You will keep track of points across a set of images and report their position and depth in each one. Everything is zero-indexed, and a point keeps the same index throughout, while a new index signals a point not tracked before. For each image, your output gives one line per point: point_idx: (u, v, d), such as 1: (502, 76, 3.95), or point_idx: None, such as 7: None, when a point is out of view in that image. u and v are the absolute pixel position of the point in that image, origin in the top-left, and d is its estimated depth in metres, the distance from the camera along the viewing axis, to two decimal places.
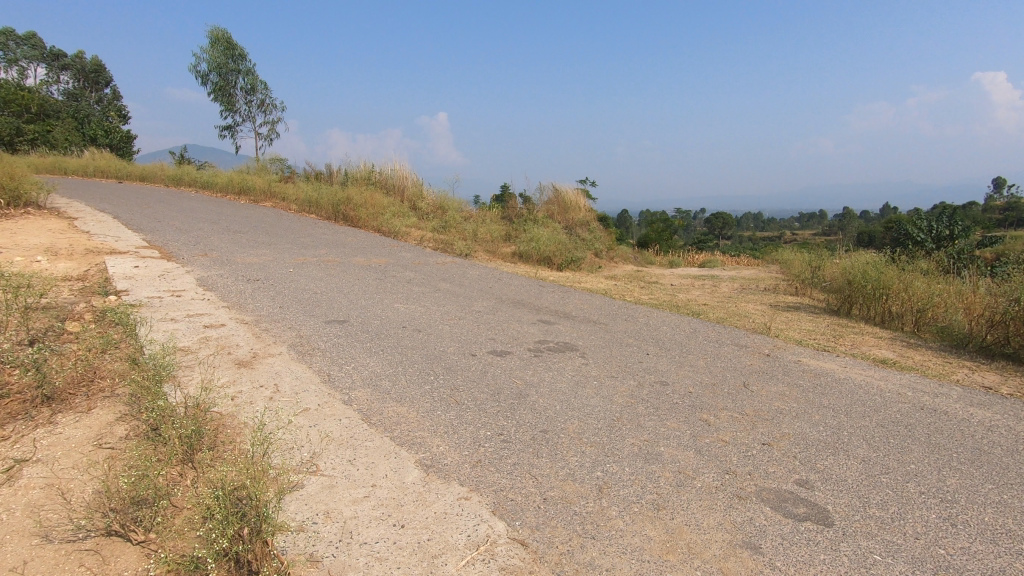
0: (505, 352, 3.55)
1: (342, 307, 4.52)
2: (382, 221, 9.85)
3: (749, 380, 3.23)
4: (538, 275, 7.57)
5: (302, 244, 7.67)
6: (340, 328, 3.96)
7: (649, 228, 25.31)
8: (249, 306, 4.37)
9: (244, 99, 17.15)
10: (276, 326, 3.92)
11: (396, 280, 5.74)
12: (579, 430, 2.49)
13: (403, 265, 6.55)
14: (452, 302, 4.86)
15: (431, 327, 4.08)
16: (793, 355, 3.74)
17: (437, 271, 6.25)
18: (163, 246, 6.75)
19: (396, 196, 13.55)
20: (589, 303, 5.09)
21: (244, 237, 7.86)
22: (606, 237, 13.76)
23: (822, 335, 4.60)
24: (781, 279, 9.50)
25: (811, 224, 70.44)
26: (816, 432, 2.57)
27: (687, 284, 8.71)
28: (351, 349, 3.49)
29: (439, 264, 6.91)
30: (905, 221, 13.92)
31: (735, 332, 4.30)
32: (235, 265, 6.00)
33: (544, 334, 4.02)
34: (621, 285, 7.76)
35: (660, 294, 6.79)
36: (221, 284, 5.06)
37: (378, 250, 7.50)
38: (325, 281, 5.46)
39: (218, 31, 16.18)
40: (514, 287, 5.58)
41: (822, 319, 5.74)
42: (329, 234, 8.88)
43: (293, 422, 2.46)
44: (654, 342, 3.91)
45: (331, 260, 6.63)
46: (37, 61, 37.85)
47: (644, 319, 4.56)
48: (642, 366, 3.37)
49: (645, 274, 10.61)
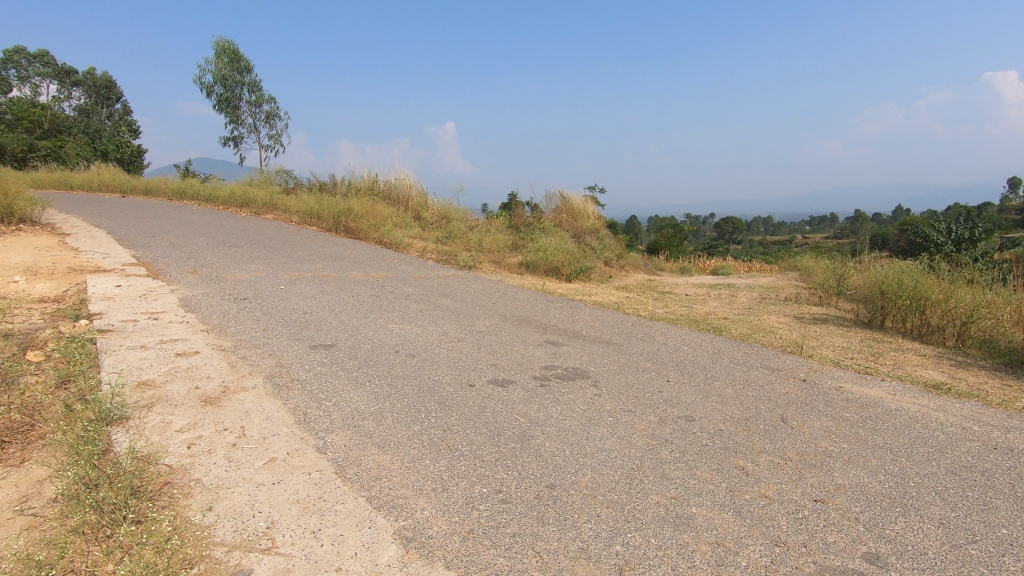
0: (506, 381, 3.16)
1: (331, 328, 4.16)
2: (384, 232, 9.52)
3: (786, 413, 2.82)
4: (545, 287, 7.17)
5: (298, 258, 7.35)
6: (325, 354, 3.59)
7: (659, 234, 24.82)
8: (230, 330, 4.03)
9: (249, 111, 16.95)
10: (256, 352, 3.57)
11: (392, 296, 5.37)
12: (593, 485, 2.09)
13: (403, 280, 6.18)
14: (452, 321, 4.49)
15: (427, 350, 3.71)
16: (832, 380, 3.32)
17: (438, 286, 5.88)
18: (152, 263, 6.44)
19: (400, 206, 13.23)
20: (601, 320, 4.69)
21: (239, 252, 7.56)
22: (616, 245, 13.34)
23: (859, 355, 4.16)
24: (803, 287, 9.02)
25: (822, 227, 69.53)
26: (877, 484, 2.15)
27: (703, 295, 8.27)
28: (335, 379, 3.12)
29: (441, 277, 6.54)
30: (924, 226, 13.51)
31: (763, 352, 3.87)
32: (224, 282, 5.67)
33: (551, 358, 3.63)
34: (634, 296, 7.33)
35: (676, 307, 6.36)
36: (205, 305, 4.72)
37: (378, 264, 7.15)
38: (317, 299, 5.10)
39: (223, 43, 16.02)
40: (519, 303, 5.19)
41: (854, 333, 5.28)
42: (329, 246, 8.55)
43: (253, 478, 2.08)
44: (674, 366, 3.50)
45: (327, 275, 6.29)
46: (50, 79, 38.27)
47: (661, 338, 4.15)
48: (663, 398, 2.96)
49: (659, 283, 10.16)
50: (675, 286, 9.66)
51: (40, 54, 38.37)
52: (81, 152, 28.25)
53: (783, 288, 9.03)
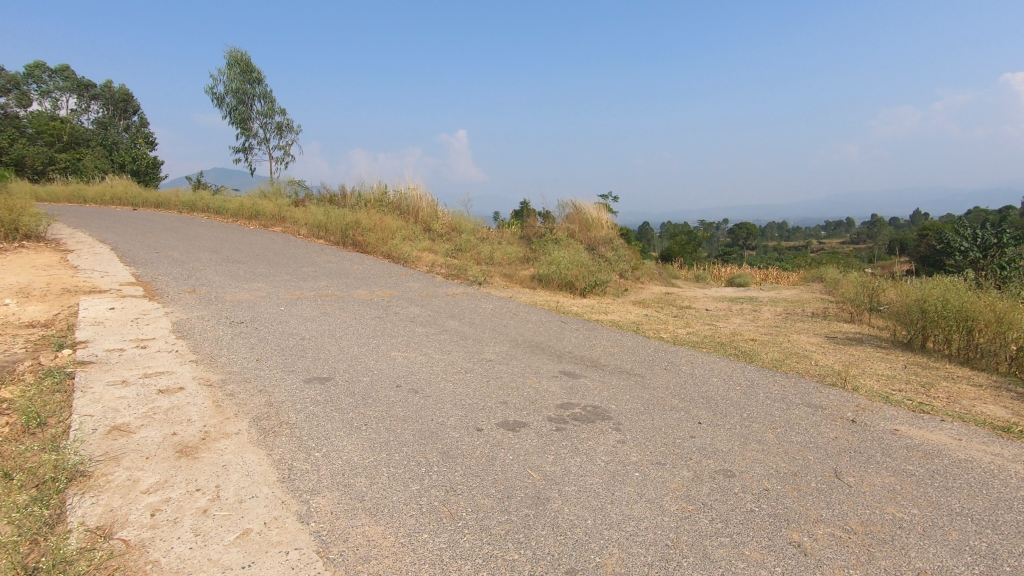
0: (517, 423, 2.84)
1: (329, 358, 3.86)
2: (391, 246, 9.25)
3: (840, 466, 2.45)
4: (559, 303, 6.83)
5: (302, 275, 7.10)
6: (320, 389, 3.29)
7: (672, 241, 24.39)
8: (221, 360, 3.75)
9: (259, 122, 16.86)
10: (245, 387, 3.28)
11: (397, 318, 5.08)
12: (622, 569, 1.74)
13: (408, 299, 5.88)
14: (460, 348, 4.17)
15: (431, 384, 3.40)
16: (885, 421, 2.95)
17: (445, 306, 5.58)
18: (150, 282, 6.22)
19: (410, 217, 12.99)
20: (619, 345, 4.34)
21: (242, 269, 7.33)
22: (630, 255, 12.98)
23: (907, 385, 3.77)
24: (829, 301, 8.59)
25: (839, 232, 68.46)
26: (965, 568, 1.78)
27: (724, 310, 7.87)
28: (327, 422, 2.81)
29: (449, 295, 6.23)
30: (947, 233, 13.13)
31: (802, 385, 3.50)
32: (222, 303, 5.41)
33: (567, 393, 3.29)
34: (652, 313, 6.95)
35: (697, 327, 5.99)
36: (199, 330, 4.45)
37: (384, 281, 6.87)
38: (317, 322, 4.82)
39: (235, 53, 15.97)
40: (532, 326, 4.86)
41: (895, 356, 4.87)
42: (335, 262, 8.29)
43: (221, 560, 1.77)
44: (704, 403, 3.15)
45: (331, 294, 6.01)
46: (70, 93, 38.88)
47: (688, 368, 3.79)
48: (697, 447, 2.61)
49: (677, 296, 9.76)
50: (694, 300, 9.26)
51: (60, 68, 39.02)
52: (98, 164, 28.55)
53: (808, 302, 8.60)
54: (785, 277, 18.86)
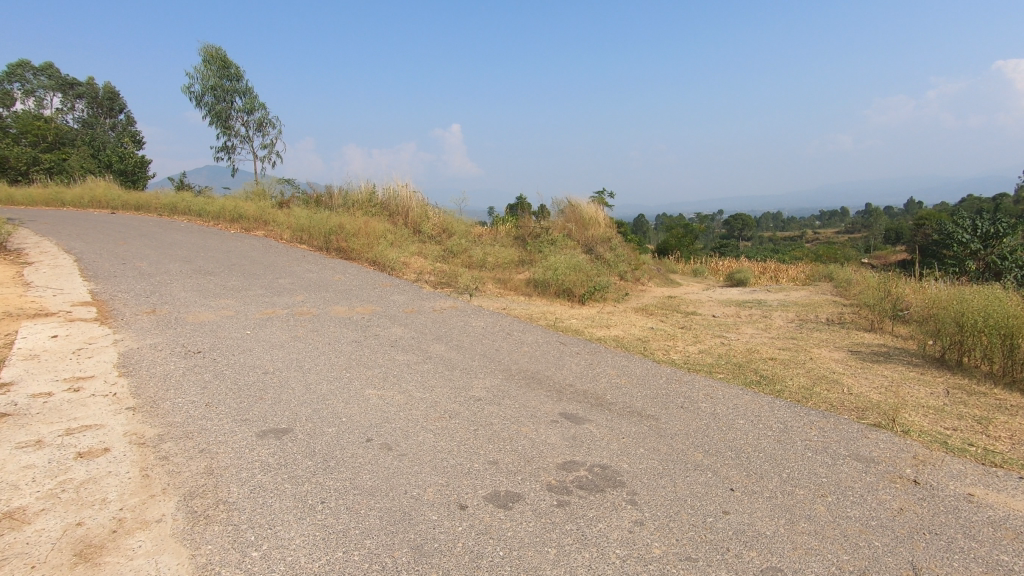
0: (509, 496, 2.31)
1: (291, 400, 3.33)
2: (377, 251, 8.69)
3: (917, 559, 1.93)
4: (557, 315, 6.30)
5: (277, 288, 6.54)
6: (275, 446, 2.75)
7: (668, 235, 23.89)
8: (163, 406, 3.20)
9: (241, 121, 16.22)
10: (185, 445, 2.74)
11: (375, 342, 4.54)
12: None
13: (391, 317, 5.34)
14: (445, 382, 3.65)
15: (408, 436, 2.87)
16: (954, 482, 2.44)
17: (432, 325, 5.05)
18: (107, 300, 5.65)
19: (398, 218, 12.41)
20: (627, 374, 3.82)
21: (213, 282, 6.76)
22: (629, 255, 12.46)
23: (960, 421, 3.27)
24: (842, 305, 8.11)
25: (834, 221, 68.24)
26: None
27: (733, 318, 7.36)
28: (274, 500, 2.27)
29: (436, 310, 5.70)
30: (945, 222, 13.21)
31: (844, 429, 2.98)
32: (182, 326, 4.85)
33: (569, 445, 2.77)
34: (657, 324, 6.44)
35: (708, 343, 5.47)
36: (148, 364, 3.90)
37: (366, 294, 6.32)
38: (284, 350, 4.27)
39: (211, 49, 15.30)
40: (527, 350, 4.33)
41: (932, 377, 4.37)
42: (315, 271, 7.72)
43: None
44: (733, 459, 2.63)
45: (305, 312, 5.46)
46: (54, 91, 37.91)
47: (709, 406, 3.27)
48: (735, 531, 2.08)
49: (680, 300, 9.26)
50: (699, 304, 8.75)
51: (45, 67, 38.05)
52: (84, 165, 27.74)
53: (821, 306, 8.12)
54: (785, 272, 18.45)
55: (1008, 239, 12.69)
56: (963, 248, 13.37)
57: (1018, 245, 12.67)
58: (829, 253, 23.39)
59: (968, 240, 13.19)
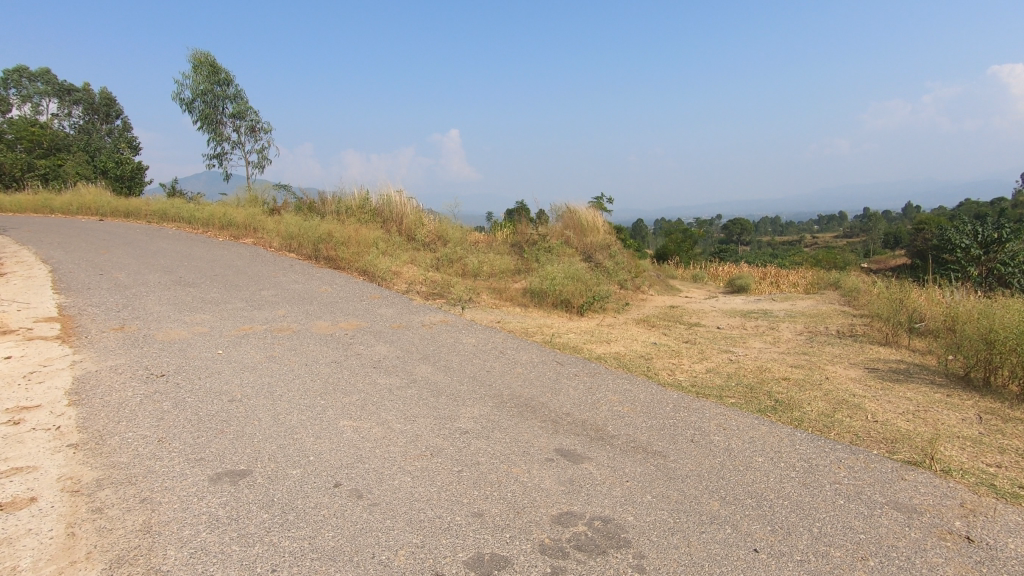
0: (494, 561, 1.96)
1: (256, 434, 2.97)
2: (366, 260, 8.35)
3: None
4: (554, 328, 5.97)
5: (259, 300, 6.19)
6: (227, 494, 2.39)
7: (667, 240, 23.60)
8: (110, 442, 2.84)
9: (233, 126, 15.91)
10: (124, 494, 2.39)
11: (356, 363, 4.19)
12: None
13: (377, 333, 5.00)
14: (429, 411, 3.30)
15: (381, 480, 2.51)
16: (1016, 540, 2.09)
17: (419, 343, 4.71)
18: (74, 316, 5.29)
19: (392, 225, 12.07)
20: (630, 401, 3.47)
21: (191, 294, 6.40)
22: (629, 262, 12.12)
23: (1002, 456, 2.93)
24: (852, 316, 7.79)
25: (832, 224, 68.09)
26: None
27: (739, 330, 7.03)
28: (215, 568, 1.91)
29: (426, 325, 5.36)
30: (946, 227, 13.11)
31: (877, 469, 2.63)
32: (150, 345, 4.49)
33: (565, 491, 2.42)
34: (660, 339, 6.09)
35: (715, 360, 5.11)
36: (104, 390, 3.54)
37: (352, 307, 5.97)
38: (256, 373, 3.92)
39: (200, 55, 15.00)
40: (519, 372, 3.99)
41: (960, 400, 4.03)
42: (301, 282, 7.38)
43: None
44: (755, 509, 2.28)
45: (286, 328, 5.11)
46: (50, 97, 37.62)
47: (723, 440, 2.92)
48: None
49: (682, 310, 8.92)
50: (702, 315, 8.41)
51: (42, 72, 37.81)
52: (80, 171, 27.43)
53: (829, 317, 7.79)
54: (785, 277, 18.15)
55: (1011, 244, 12.45)
56: (964, 254, 13.29)
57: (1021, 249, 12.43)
58: (829, 257, 23.09)
59: (968, 245, 13.11)
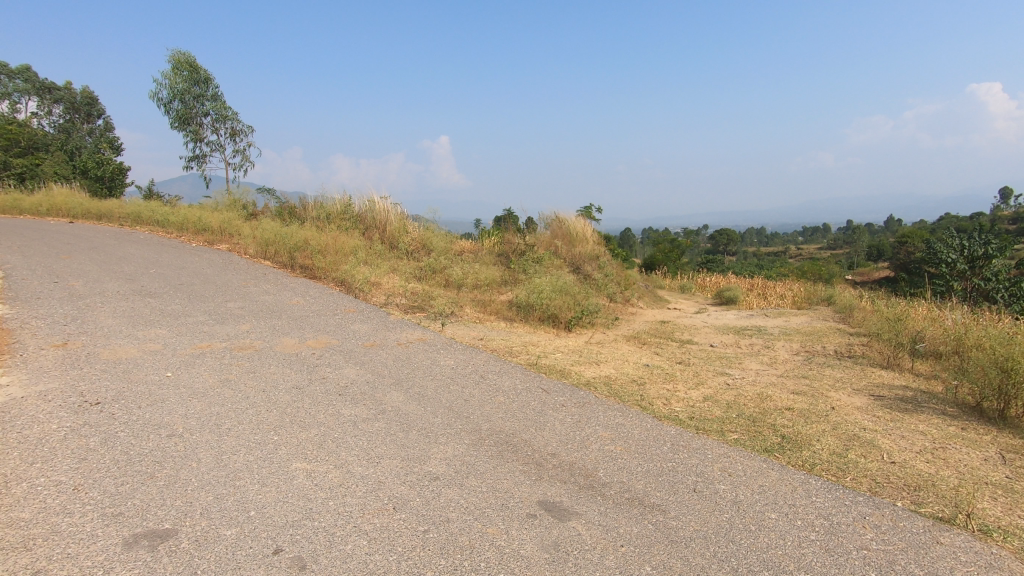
0: None
1: (191, 480, 2.55)
2: (344, 270, 7.92)
3: None
4: (540, 348, 5.60)
5: (223, 314, 5.75)
6: (140, 564, 1.97)
7: (655, 250, 23.39)
8: (14, 492, 2.40)
9: (211, 128, 15.40)
10: (13, 564, 1.95)
11: (320, 389, 3.78)
12: None
13: (347, 353, 4.59)
14: (397, 451, 2.91)
15: (331, 544, 2.11)
16: None
17: (393, 365, 4.31)
18: (14, 330, 4.80)
19: (374, 233, 11.66)
20: (623, 439, 3.10)
21: (149, 306, 5.93)
22: (618, 274, 11.82)
23: None
24: (848, 335, 7.53)
25: (816, 236, 68.79)
26: None
27: (734, 350, 6.71)
28: None
29: (402, 343, 4.96)
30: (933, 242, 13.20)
31: (909, 532, 2.29)
32: (91, 366, 4.03)
33: (549, 560, 2.04)
34: (652, 359, 5.75)
35: (711, 385, 4.77)
36: (24, 422, 3.08)
37: (324, 322, 5.56)
38: (206, 401, 3.49)
39: (179, 55, 14.52)
40: (501, 402, 3.61)
41: (977, 435, 3.73)
42: (272, 293, 6.94)
43: None
44: None
45: (248, 346, 4.68)
46: (30, 95, 36.60)
47: (731, 490, 2.56)
48: None
49: (674, 325, 8.61)
50: (695, 331, 8.10)
51: (23, 69, 36.85)
52: (58, 170, 26.64)
53: (825, 335, 7.52)
54: (773, 289, 18.02)
55: (996, 260, 12.69)
56: (950, 270, 13.34)
57: (1004, 267, 12.78)
58: (814, 267, 23.13)
59: (954, 261, 13.18)
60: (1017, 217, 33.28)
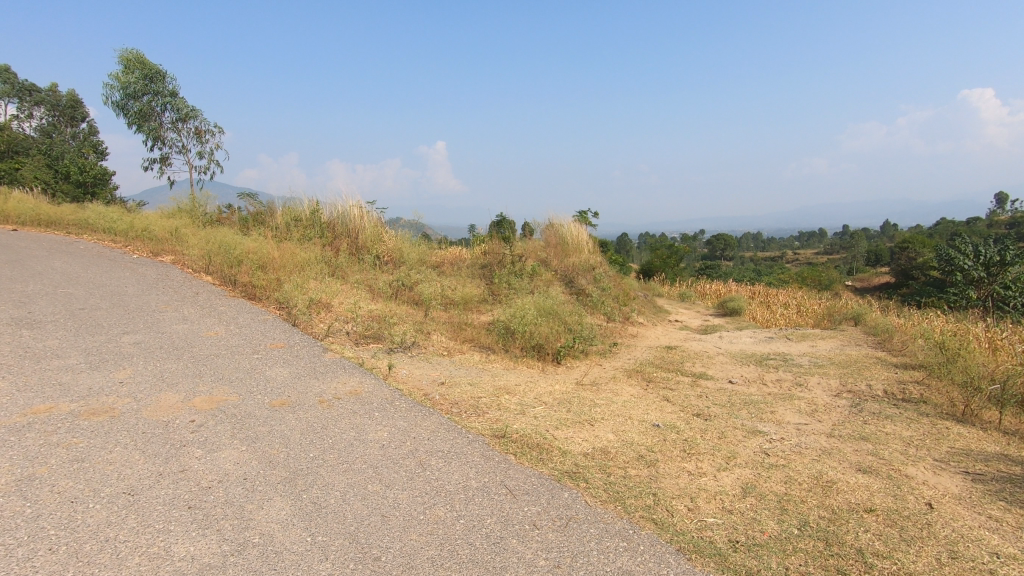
0: None
1: None
2: (287, 288, 6.62)
3: None
4: (516, 397, 4.30)
5: (105, 354, 4.40)
6: None
7: (652, 255, 22.04)
8: None
9: (169, 127, 14.13)
10: None
11: (165, 497, 2.45)
12: None
13: (240, 421, 3.26)
14: None
15: None
16: None
17: (293, 446, 2.98)
18: None
19: (342, 241, 10.37)
20: None
21: (13, 343, 4.57)
22: (615, 287, 10.53)
23: None
24: (894, 368, 6.24)
25: (813, 240, 67.64)
26: None
27: (761, 391, 5.41)
28: None
29: (323, 401, 3.64)
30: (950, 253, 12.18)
31: None
32: None
33: None
34: (661, 410, 4.44)
35: (746, 459, 3.47)
36: None
37: (233, 366, 4.24)
38: None
39: (127, 52, 13.21)
40: (436, 525, 2.29)
41: None
42: (189, 321, 5.58)
43: None
44: None
45: (108, 410, 3.35)
46: (9, 98, 35.31)
47: None
48: None
49: (682, 352, 7.29)
50: (708, 361, 6.78)
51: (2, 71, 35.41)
52: (37, 173, 25.05)
53: (865, 368, 6.24)
54: (779, 296, 16.74)
55: (1014, 268, 11.37)
56: (965, 278, 12.15)
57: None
58: (815, 272, 21.96)
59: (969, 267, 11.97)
60: (1015, 220, 32.17)
